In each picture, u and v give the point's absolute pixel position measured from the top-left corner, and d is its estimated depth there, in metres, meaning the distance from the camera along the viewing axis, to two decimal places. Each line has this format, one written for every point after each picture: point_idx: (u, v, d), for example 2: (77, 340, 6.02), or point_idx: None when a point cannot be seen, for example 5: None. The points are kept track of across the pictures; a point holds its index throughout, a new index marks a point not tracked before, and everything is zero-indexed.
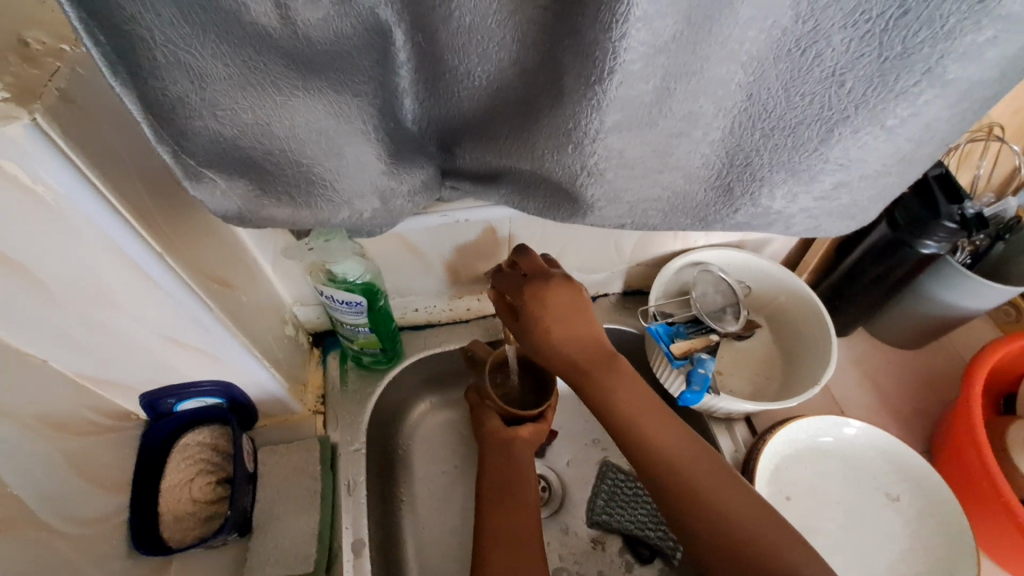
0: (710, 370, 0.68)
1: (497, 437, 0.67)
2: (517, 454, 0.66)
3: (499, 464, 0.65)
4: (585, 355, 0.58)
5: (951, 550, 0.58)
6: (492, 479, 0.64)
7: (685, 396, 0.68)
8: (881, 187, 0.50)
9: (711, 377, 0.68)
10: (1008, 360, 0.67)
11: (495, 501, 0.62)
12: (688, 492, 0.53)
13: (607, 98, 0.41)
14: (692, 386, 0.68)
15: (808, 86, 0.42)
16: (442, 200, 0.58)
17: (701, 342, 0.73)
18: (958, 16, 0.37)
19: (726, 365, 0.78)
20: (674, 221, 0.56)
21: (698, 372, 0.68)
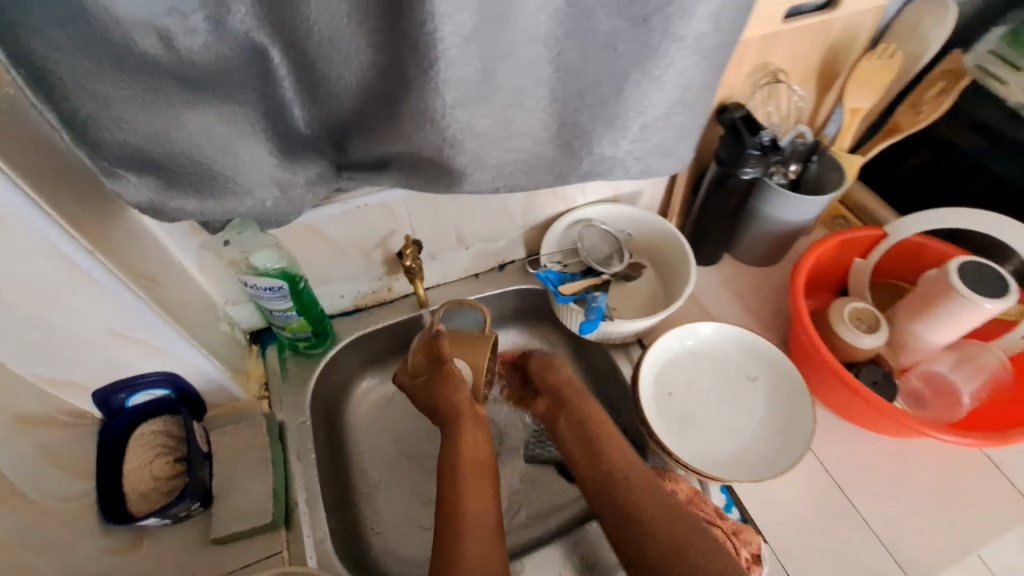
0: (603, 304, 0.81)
1: (473, 410, 0.69)
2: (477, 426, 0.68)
3: (470, 436, 0.66)
4: (590, 409, 0.76)
5: (796, 409, 0.72)
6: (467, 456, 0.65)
7: (585, 325, 0.80)
8: (677, 124, 0.63)
9: (604, 308, 0.80)
10: (830, 255, 0.83)
11: (467, 481, 0.62)
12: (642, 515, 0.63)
13: (442, 81, 0.52)
14: (589, 315, 0.80)
15: (595, 55, 0.55)
16: (341, 190, 0.69)
17: (593, 282, 0.86)
18: None
19: (619, 301, 0.91)
20: (536, 179, 0.69)
21: (593, 304, 0.80)
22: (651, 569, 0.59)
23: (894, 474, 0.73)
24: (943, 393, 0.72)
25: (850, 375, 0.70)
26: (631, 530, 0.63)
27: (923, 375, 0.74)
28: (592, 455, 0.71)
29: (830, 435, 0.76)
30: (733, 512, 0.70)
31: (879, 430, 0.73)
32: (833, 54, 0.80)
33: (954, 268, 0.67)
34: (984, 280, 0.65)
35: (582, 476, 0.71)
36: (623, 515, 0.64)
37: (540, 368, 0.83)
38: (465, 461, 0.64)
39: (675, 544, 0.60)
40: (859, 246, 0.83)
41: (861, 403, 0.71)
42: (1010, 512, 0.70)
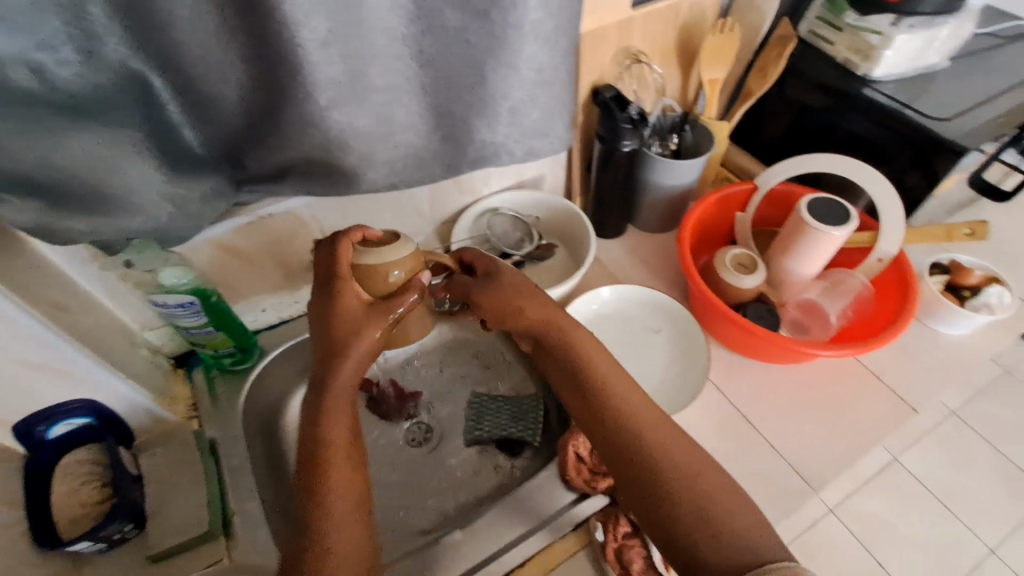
0: None
1: (370, 324, 0.60)
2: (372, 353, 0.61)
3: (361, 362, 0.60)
4: (540, 318, 0.68)
5: (693, 352, 0.80)
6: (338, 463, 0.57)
7: None
8: (543, 105, 0.69)
9: None
10: (712, 211, 0.91)
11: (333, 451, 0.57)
12: (666, 467, 0.58)
13: (311, 85, 0.57)
14: None
15: (453, 49, 0.60)
16: (242, 203, 0.72)
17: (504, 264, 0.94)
18: None
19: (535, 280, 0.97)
20: (429, 171, 0.74)
21: None
22: (686, 545, 0.53)
23: (789, 397, 0.81)
24: (816, 316, 0.81)
25: (738, 315, 0.77)
26: (652, 499, 0.57)
27: (798, 303, 0.82)
28: (595, 414, 0.63)
29: (732, 372, 0.83)
30: None
31: (772, 360, 0.80)
32: (686, 33, 0.89)
33: (805, 206, 0.77)
34: (830, 213, 0.76)
35: (589, 430, 0.64)
36: (643, 479, 0.58)
37: (492, 312, 0.69)
38: (332, 454, 0.57)
39: (672, 490, 0.56)
40: (737, 201, 0.92)
41: (749, 338, 0.79)
42: (887, 414, 0.79)
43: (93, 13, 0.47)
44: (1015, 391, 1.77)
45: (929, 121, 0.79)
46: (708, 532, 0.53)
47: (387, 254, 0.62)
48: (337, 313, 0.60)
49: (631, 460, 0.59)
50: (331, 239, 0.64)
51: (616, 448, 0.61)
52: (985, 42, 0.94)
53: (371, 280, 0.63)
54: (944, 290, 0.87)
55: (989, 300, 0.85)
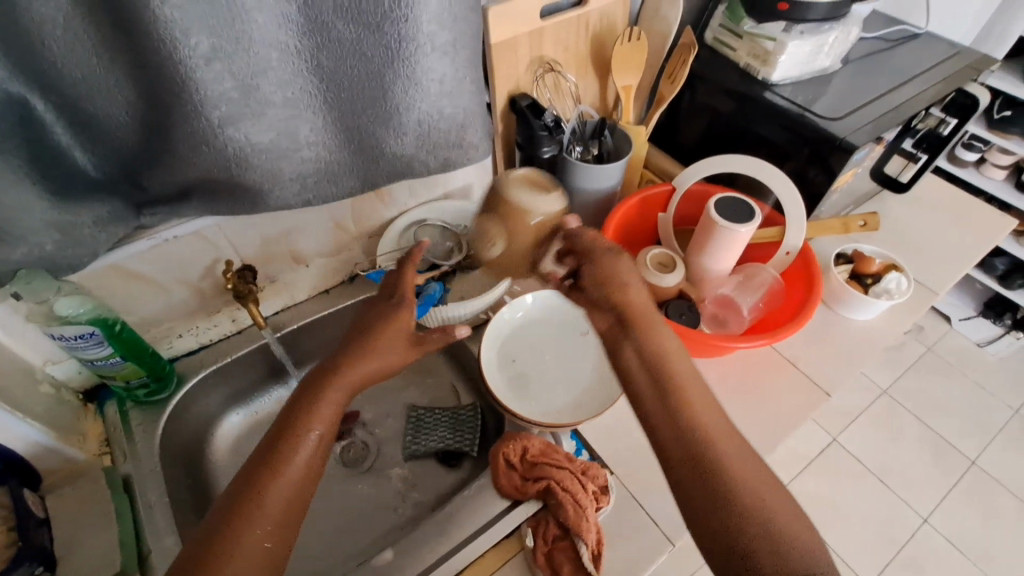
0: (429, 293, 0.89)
1: (400, 336, 0.69)
2: (386, 353, 0.67)
3: (379, 356, 0.67)
4: (641, 301, 0.68)
5: None
6: (301, 454, 0.58)
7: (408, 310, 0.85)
8: (451, 116, 0.69)
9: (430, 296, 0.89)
10: (632, 213, 0.93)
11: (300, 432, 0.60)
12: (726, 469, 0.54)
13: (200, 102, 0.55)
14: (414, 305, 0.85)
15: (349, 63, 0.60)
16: (144, 226, 0.69)
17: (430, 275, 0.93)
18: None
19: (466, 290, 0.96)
20: (343, 185, 0.73)
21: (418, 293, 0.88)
22: (751, 565, 0.50)
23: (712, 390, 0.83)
24: (731, 311, 0.84)
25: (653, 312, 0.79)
26: (710, 510, 0.52)
27: (715, 299, 0.85)
28: (669, 416, 0.58)
29: None
30: (583, 454, 0.77)
31: (693, 356, 0.82)
32: (599, 42, 0.92)
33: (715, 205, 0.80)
34: (736, 212, 0.79)
35: (650, 430, 0.59)
36: (705, 485, 0.54)
37: (595, 275, 0.71)
38: (302, 438, 0.59)
39: (733, 496, 0.52)
40: (659, 201, 0.95)
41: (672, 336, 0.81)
42: (801, 400, 0.83)
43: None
44: (941, 369, 1.88)
45: (823, 121, 0.84)
46: (766, 538, 0.50)
47: (539, 201, 0.73)
48: (386, 319, 0.70)
49: (689, 465, 0.55)
50: (410, 254, 0.76)
51: (668, 448, 0.57)
52: (875, 46, 1.00)
53: (509, 187, 0.76)
54: (849, 279, 0.92)
55: (890, 286, 0.90)
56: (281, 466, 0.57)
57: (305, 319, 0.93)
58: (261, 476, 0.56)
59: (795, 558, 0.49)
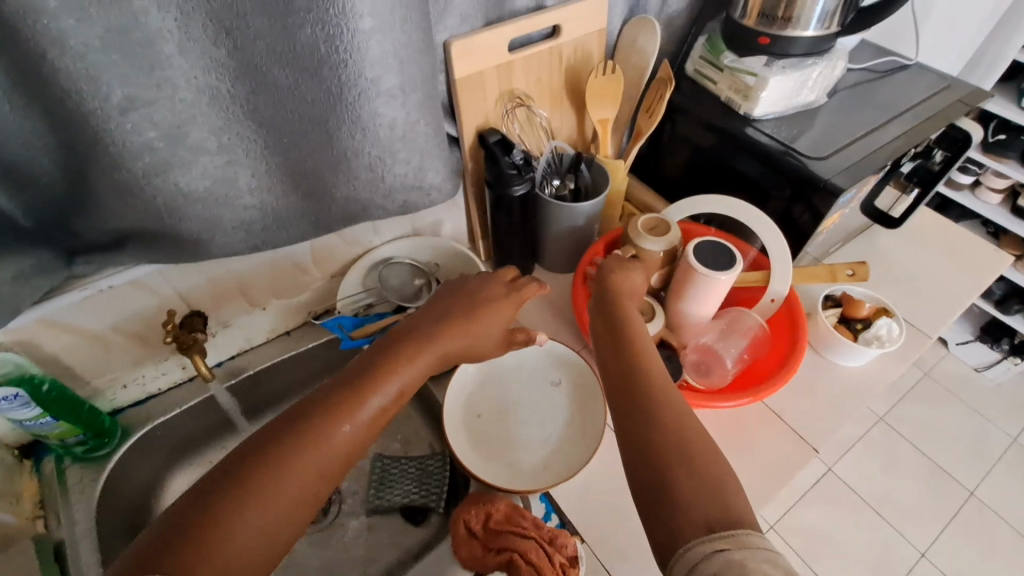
0: None
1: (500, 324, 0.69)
2: (478, 334, 0.67)
3: (474, 333, 0.66)
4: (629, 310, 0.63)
5: (592, 404, 0.76)
6: (370, 407, 0.56)
7: None
8: (406, 160, 0.64)
9: None
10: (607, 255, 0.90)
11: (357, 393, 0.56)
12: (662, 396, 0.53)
13: (119, 153, 0.51)
14: None
15: (287, 106, 0.55)
16: (77, 276, 0.64)
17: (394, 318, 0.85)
18: (325, 40, 0.50)
19: None
20: (293, 230, 0.68)
21: None
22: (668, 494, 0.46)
23: None
24: (713, 358, 0.80)
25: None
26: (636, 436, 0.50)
27: (696, 347, 0.80)
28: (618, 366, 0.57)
29: None
30: (553, 518, 0.71)
31: None
32: (574, 74, 0.88)
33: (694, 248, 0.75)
34: (716, 256, 0.74)
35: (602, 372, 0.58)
36: (635, 418, 0.52)
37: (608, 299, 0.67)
38: (353, 397, 0.55)
39: (666, 425, 0.50)
40: None
41: None
42: (785, 456, 0.78)
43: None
44: (938, 395, 1.83)
45: (806, 161, 0.80)
46: (689, 473, 0.46)
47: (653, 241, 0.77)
48: (481, 300, 0.69)
49: (624, 388, 0.55)
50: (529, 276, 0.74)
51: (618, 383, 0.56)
52: (862, 78, 0.97)
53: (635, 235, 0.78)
54: (838, 323, 0.88)
55: (880, 332, 0.86)
56: (346, 411, 0.54)
57: (262, 364, 0.87)
58: (325, 415, 0.53)
59: (718, 498, 0.44)
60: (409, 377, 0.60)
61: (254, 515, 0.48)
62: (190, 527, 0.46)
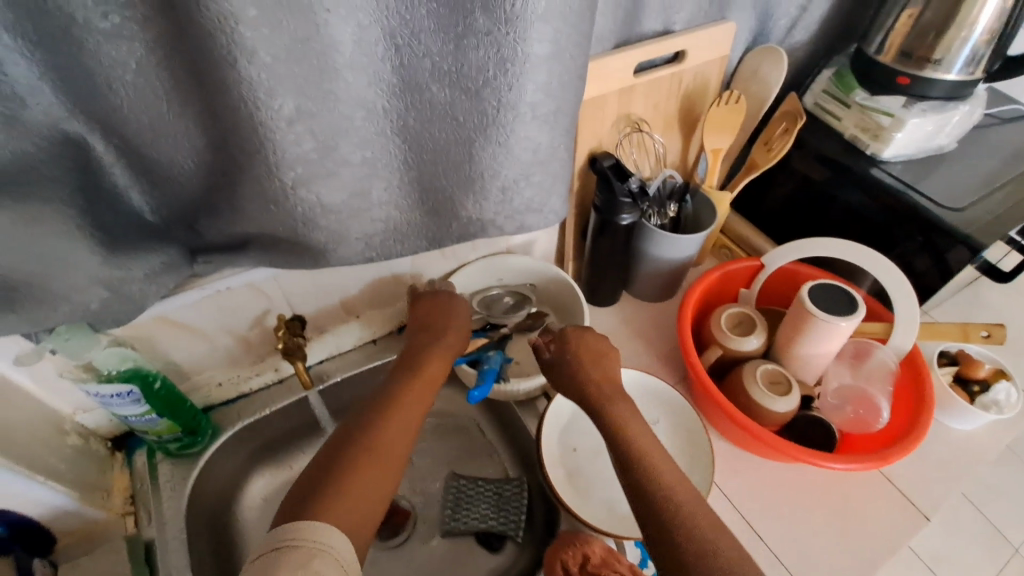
0: (495, 365, 0.78)
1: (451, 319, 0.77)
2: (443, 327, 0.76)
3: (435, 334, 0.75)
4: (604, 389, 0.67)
5: (697, 447, 0.73)
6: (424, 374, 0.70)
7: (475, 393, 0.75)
8: (537, 185, 0.61)
9: (496, 369, 0.78)
10: (715, 288, 0.86)
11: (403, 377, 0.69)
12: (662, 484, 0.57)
13: (276, 162, 0.50)
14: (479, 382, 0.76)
15: (437, 124, 0.54)
16: (197, 275, 0.64)
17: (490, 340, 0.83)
18: (496, 62, 0.48)
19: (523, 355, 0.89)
20: (410, 244, 0.67)
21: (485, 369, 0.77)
22: None
23: (795, 499, 0.74)
24: (860, 401, 0.74)
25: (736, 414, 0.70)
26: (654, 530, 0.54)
27: (834, 390, 0.76)
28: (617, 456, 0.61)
29: (736, 466, 0.77)
30: (649, 566, 0.68)
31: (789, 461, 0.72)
32: (689, 101, 0.85)
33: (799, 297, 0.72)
34: (834, 301, 0.70)
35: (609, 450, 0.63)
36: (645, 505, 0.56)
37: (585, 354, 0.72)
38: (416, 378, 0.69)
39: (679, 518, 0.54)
40: (741, 278, 0.87)
41: (754, 442, 0.72)
42: (897, 524, 0.73)
43: (13, 72, 0.42)
44: None
45: (940, 211, 0.75)
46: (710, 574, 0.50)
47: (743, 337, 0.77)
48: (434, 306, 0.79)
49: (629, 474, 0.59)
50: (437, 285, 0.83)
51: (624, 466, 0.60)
52: (986, 122, 0.92)
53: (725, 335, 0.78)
54: (953, 383, 0.82)
55: (1000, 396, 0.80)
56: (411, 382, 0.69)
57: (349, 372, 0.85)
58: (400, 388, 0.67)
59: None
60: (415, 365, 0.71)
61: (370, 473, 0.58)
62: (325, 477, 0.57)
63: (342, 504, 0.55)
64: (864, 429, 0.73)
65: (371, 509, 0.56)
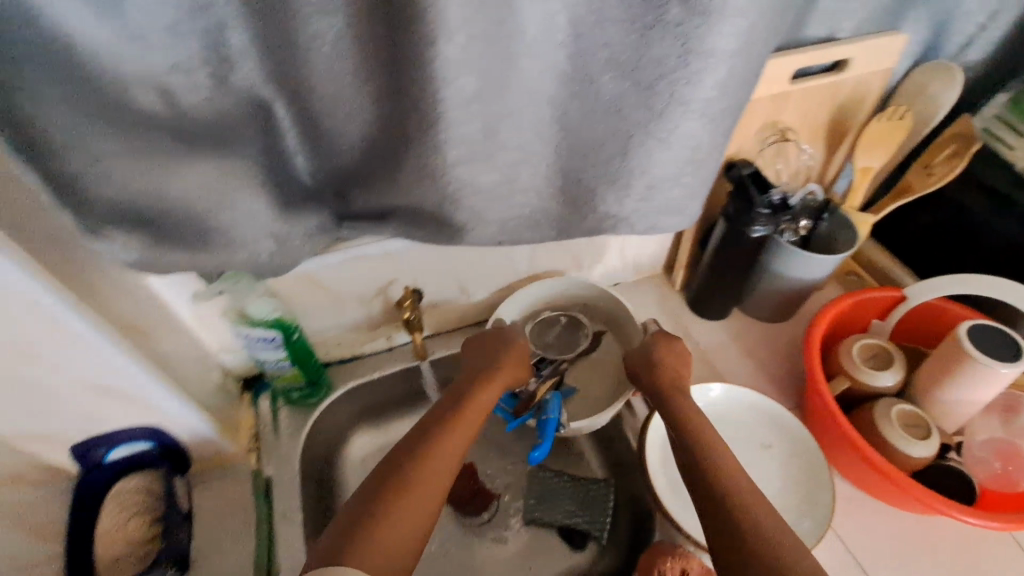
0: (554, 417, 0.75)
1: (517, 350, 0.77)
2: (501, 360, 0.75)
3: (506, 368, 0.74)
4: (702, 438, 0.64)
5: (815, 480, 0.69)
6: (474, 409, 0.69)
7: (537, 453, 0.74)
8: (683, 185, 0.60)
9: (555, 422, 0.74)
10: (847, 316, 0.81)
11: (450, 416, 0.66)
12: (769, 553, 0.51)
13: (444, 139, 0.51)
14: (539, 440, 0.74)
15: (599, 115, 0.53)
16: (341, 239, 0.67)
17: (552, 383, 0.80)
18: (678, 55, 0.47)
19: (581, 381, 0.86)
20: (539, 233, 0.67)
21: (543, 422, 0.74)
22: None
23: (917, 553, 0.69)
24: (1011, 458, 0.69)
25: (875, 455, 0.66)
26: None
27: (979, 442, 0.71)
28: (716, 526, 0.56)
29: (851, 509, 0.73)
30: None
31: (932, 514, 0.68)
32: (841, 114, 0.80)
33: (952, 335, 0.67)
34: (994, 344, 0.65)
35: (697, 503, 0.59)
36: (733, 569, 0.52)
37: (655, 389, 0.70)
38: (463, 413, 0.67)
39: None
40: (877, 308, 0.81)
41: (890, 488, 0.67)
42: None
43: (228, 37, 0.45)
44: None
45: None
46: None
47: (877, 373, 0.73)
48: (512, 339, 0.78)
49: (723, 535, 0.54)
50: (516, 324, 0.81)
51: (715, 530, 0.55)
52: None
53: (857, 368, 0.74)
54: None
55: None
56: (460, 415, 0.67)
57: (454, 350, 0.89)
58: (448, 418, 0.66)
59: None
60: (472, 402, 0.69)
61: (407, 511, 0.56)
62: (378, 504, 0.56)
63: (377, 545, 0.52)
64: (1010, 489, 0.68)
65: (412, 531, 0.55)
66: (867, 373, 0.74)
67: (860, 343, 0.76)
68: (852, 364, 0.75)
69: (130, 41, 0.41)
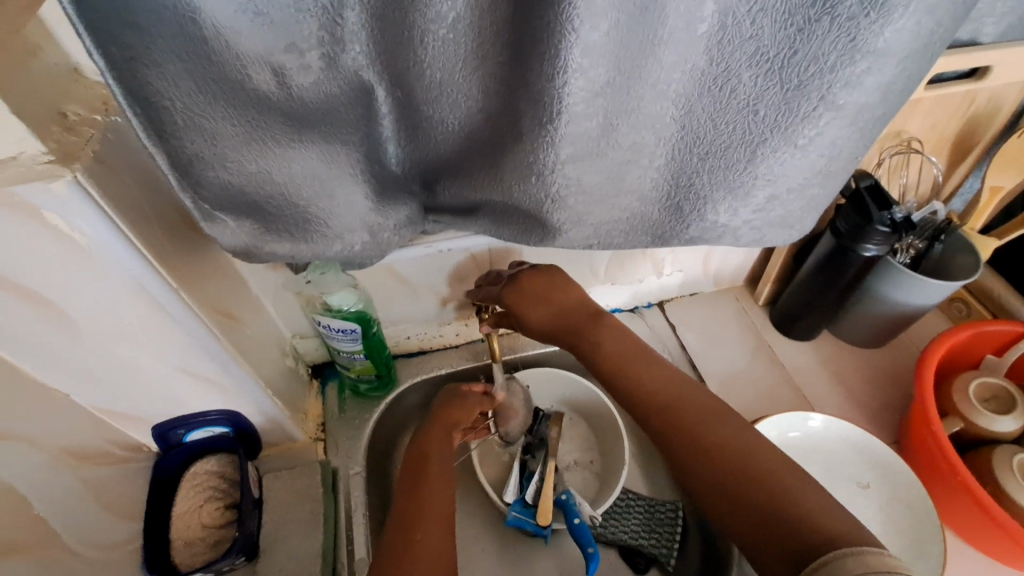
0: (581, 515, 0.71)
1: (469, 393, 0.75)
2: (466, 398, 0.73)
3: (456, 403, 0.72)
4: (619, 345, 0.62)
5: (923, 528, 0.63)
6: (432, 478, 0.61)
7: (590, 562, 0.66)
8: (808, 198, 0.55)
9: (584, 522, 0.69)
10: (959, 349, 0.73)
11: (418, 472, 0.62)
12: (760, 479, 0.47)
13: (559, 135, 0.47)
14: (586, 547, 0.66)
15: (730, 115, 0.49)
16: (427, 232, 0.64)
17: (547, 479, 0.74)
18: (837, 53, 0.43)
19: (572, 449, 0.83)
20: (635, 240, 0.61)
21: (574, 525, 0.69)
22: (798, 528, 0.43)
23: None
24: None
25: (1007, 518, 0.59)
26: (739, 512, 0.46)
27: None
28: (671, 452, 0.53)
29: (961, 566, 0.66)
30: None
31: None
32: (973, 126, 0.73)
33: None
34: None
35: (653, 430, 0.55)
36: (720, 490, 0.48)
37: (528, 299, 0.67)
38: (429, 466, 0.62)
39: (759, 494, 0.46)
40: (990, 343, 0.74)
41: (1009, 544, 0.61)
42: None
43: (346, 16, 0.42)
44: None
45: None
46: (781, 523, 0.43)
47: (997, 416, 0.66)
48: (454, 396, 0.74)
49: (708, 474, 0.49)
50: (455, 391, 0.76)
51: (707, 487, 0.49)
52: None
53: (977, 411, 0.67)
54: None
55: None
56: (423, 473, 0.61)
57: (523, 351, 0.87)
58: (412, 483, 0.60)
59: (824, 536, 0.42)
60: (440, 450, 0.65)
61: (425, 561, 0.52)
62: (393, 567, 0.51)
63: None
64: None
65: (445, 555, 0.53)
66: (985, 416, 0.67)
67: (978, 382, 0.69)
68: (967, 406, 0.68)
69: (250, 16, 0.39)
